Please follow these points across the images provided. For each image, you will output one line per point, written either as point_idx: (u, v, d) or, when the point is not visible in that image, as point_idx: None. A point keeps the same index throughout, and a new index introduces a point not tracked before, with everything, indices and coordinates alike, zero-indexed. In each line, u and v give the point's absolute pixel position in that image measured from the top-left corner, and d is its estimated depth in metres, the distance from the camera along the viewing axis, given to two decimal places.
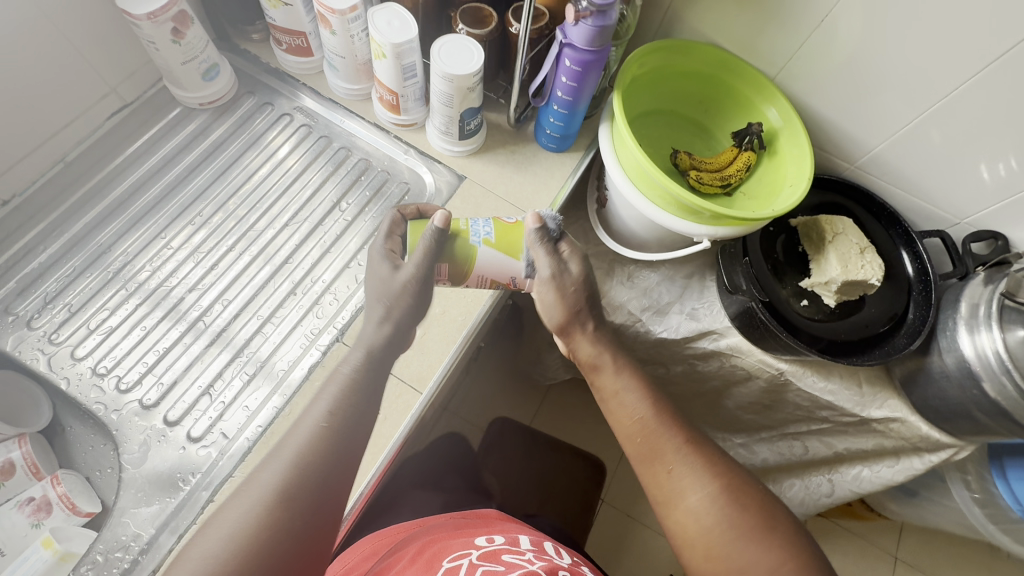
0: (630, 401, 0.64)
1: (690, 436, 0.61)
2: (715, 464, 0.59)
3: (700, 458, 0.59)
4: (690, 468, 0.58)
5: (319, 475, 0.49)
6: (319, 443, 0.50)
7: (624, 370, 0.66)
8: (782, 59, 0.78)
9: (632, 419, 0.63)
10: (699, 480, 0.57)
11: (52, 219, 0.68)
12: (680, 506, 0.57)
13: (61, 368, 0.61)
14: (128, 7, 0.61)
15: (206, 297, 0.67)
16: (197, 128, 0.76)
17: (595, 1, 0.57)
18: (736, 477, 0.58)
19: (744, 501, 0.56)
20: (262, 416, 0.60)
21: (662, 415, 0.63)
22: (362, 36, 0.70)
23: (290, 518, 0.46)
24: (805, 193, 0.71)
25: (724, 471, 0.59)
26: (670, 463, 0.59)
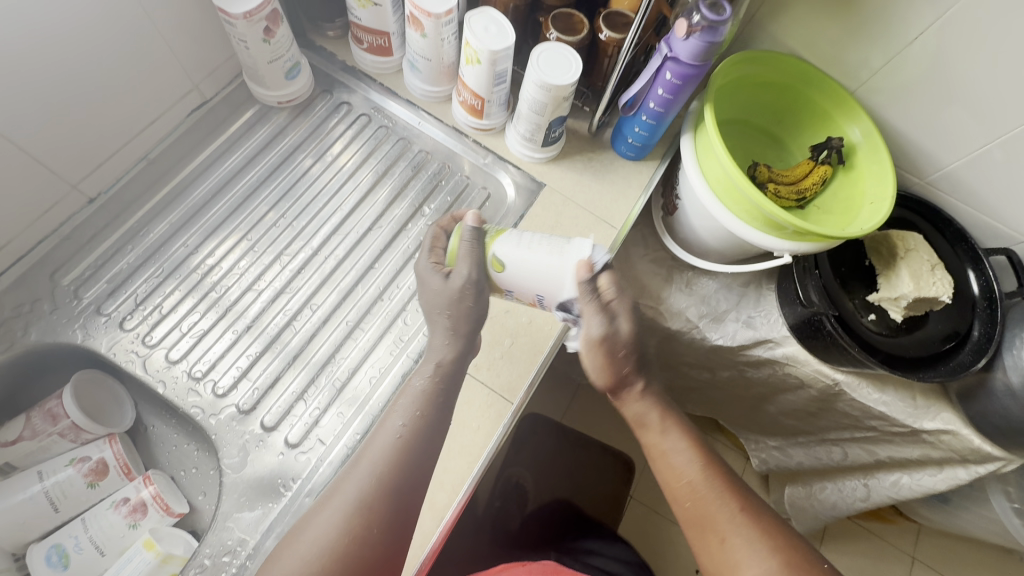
0: (679, 459, 0.60)
1: (747, 506, 0.56)
2: (773, 538, 0.54)
3: (758, 529, 0.55)
4: (745, 542, 0.54)
5: (400, 487, 0.52)
6: (403, 455, 0.53)
7: (670, 429, 0.62)
8: (866, 74, 0.77)
9: (682, 482, 0.59)
10: (757, 557, 0.53)
11: (137, 218, 0.68)
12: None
13: (156, 371, 0.62)
14: (226, 6, 0.60)
15: (295, 300, 0.67)
16: (275, 126, 0.75)
17: (708, 16, 0.56)
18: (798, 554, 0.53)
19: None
20: (359, 423, 0.61)
21: (714, 480, 0.58)
22: (451, 39, 0.69)
23: (372, 532, 0.50)
24: (891, 211, 0.71)
25: (786, 545, 0.54)
26: (724, 534, 0.55)
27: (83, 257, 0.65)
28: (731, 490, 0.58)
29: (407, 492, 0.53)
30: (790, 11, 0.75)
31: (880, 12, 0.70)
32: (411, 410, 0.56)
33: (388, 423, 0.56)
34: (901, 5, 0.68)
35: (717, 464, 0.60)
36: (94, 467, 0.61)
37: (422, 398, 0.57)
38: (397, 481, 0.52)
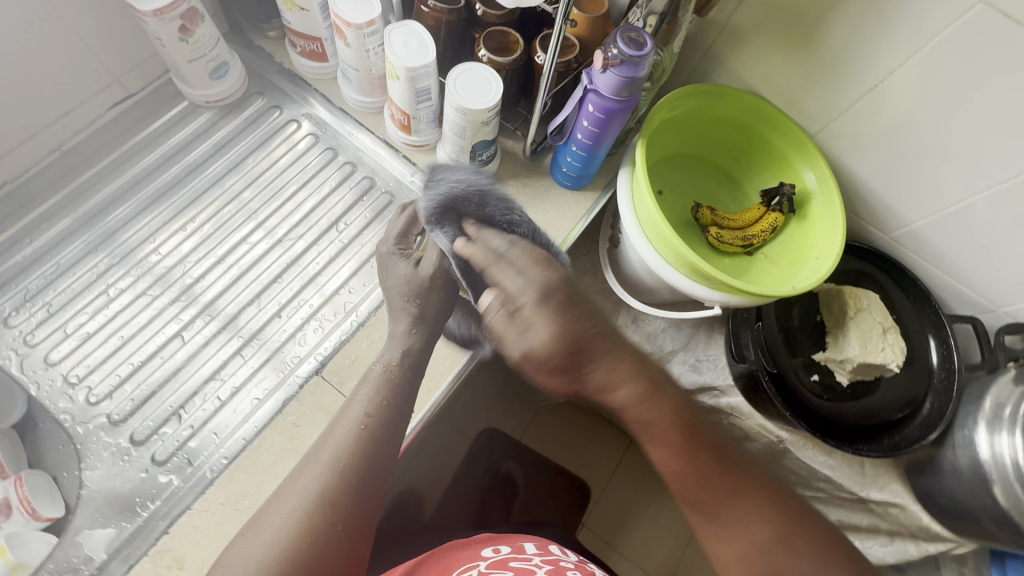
0: (669, 451, 0.53)
1: (741, 479, 0.53)
2: (774, 506, 0.53)
3: (759, 503, 0.53)
4: (742, 511, 0.52)
5: (359, 478, 0.50)
6: (364, 442, 0.52)
7: (659, 400, 0.53)
8: (827, 118, 0.72)
9: (678, 470, 0.53)
10: (750, 523, 0.52)
11: (43, 210, 0.66)
12: (731, 546, 0.52)
13: (33, 371, 0.60)
14: (134, 2, 0.58)
15: (219, 284, 0.66)
16: (201, 126, 0.73)
17: (626, 51, 0.53)
18: (800, 519, 0.52)
19: (800, 538, 0.51)
20: (258, 417, 0.60)
21: (704, 458, 0.53)
22: (377, 51, 0.66)
23: (328, 523, 0.48)
24: (830, 271, 0.66)
25: (787, 512, 0.53)
26: (721, 512, 0.52)
27: None
28: (728, 471, 0.54)
29: (366, 487, 0.50)
30: (749, 45, 0.70)
31: (840, 54, 0.65)
32: (375, 398, 0.54)
33: (349, 409, 0.54)
34: (860, 49, 0.63)
35: (701, 436, 0.54)
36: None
37: (377, 397, 0.55)
38: (355, 469, 0.50)
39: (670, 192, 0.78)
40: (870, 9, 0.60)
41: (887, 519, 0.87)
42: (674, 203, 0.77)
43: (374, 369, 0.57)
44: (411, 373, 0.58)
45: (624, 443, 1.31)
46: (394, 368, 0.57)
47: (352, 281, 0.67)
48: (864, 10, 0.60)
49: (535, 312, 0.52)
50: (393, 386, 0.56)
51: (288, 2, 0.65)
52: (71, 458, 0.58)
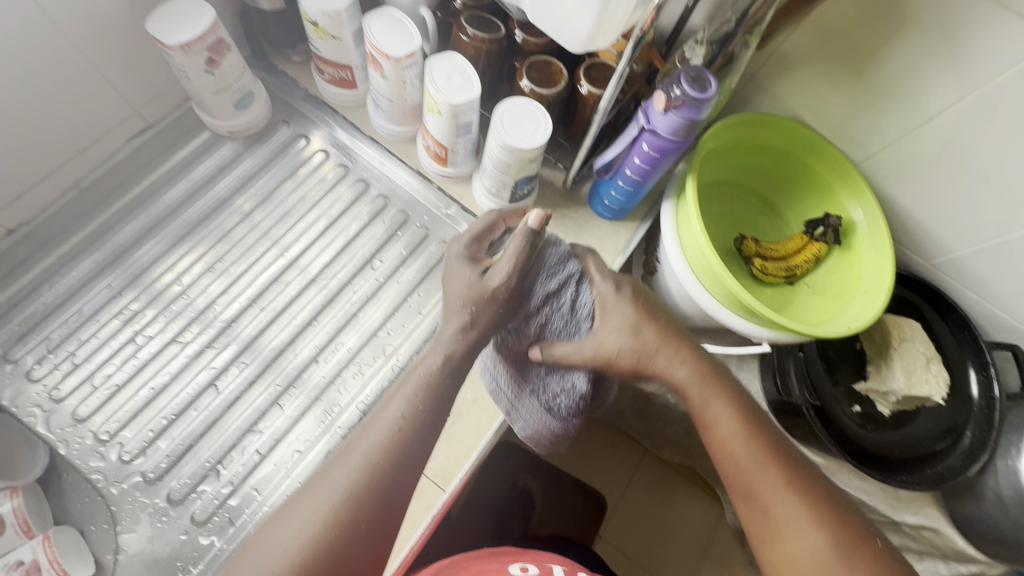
0: (726, 427, 0.52)
1: (795, 475, 0.50)
2: (826, 513, 0.49)
3: (810, 501, 0.49)
4: (794, 512, 0.49)
5: (388, 485, 0.46)
6: (399, 448, 0.47)
7: (718, 396, 0.52)
8: (873, 148, 0.70)
9: (734, 451, 0.51)
10: (804, 527, 0.48)
11: (65, 253, 0.63)
12: (781, 546, 0.49)
13: (61, 429, 0.57)
14: (161, 36, 0.55)
15: (252, 326, 0.63)
16: (225, 158, 0.70)
17: (690, 92, 0.51)
18: (854, 542, 0.48)
19: (857, 560, 0.47)
20: (301, 470, 0.57)
21: (761, 445, 0.51)
22: (415, 81, 0.63)
23: (356, 510, 0.45)
24: (883, 308, 0.64)
25: (841, 522, 0.49)
26: (772, 504, 0.50)
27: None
28: (785, 463, 0.51)
29: (395, 481, 0.47)
30: (796, 72, 0.68)
31: (894, 84, 0.63)
32: (411, 401, 0.48)
33: (386, 411, 0.48)
34: (916, 81, 0.61)
35: (762, 428, 0.52)
36: (25, 518, 0.53)
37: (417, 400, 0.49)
38: (388, 471, 0.46)
39: (710, 221, 0.76)
40: (930, 41, 0.57)
41: (918, 541, 0.85)
42: (715, 233, 0.75)
43: (416, 370, 0.51)
44: (451, 381, 0.50)
45: (639, 452, 1.28)
46: (434, 375, 0.50)
47: (389, 322, 0.65)
48: (923, 42, 0.58)
49: (615, 304, 0.53)
50: (430, 394, 0.49)
51: (319, 30, 0.61)
52: (99, 511, 0.56)
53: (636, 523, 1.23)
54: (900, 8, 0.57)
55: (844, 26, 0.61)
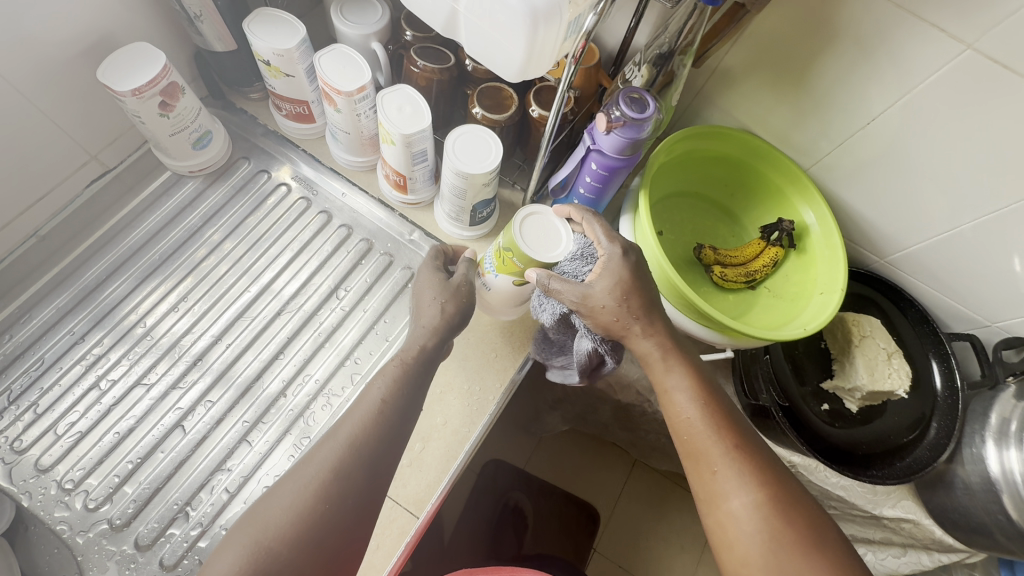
0: (682, 401, 0.55)
1: (741, 441, 0.53)
2: (766, 474, 0.51)
3: (751, 465, 0.52)
4: (735, 471, 0.51)
5: (352, 493, 0.48)
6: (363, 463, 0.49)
7: (678, 366, 0.56)
8: (820, 153, 0.73)
9: (683, 417, 0.55)
10: (742, 487, 0.50)
11: (24, 300, 0.63)
12: (721, 508, 0.51)
13: (23, 480, 0.56)
14: (111, 83, 0.55)
15: (219, 361, 0.63)
16: (187, 197, 0.71)
17: (629, 112, 0.52)
18: (786, 499, 0.50)
19: (789, 520, 0.49)
20: None
21: (713, 416, 0.54)
22: (369, 114, 0.65)
23: (334, 512, 0.47)
24: (838, 308, 0.66)
25: (777, 482, 0.51)
26: (715, 466, 0.52)
27: None
28: (732, 431, 0.53)
29: (364, 481, 0.49)
30: (739, 85, 0.71)
31: (832, 95, 0.65)
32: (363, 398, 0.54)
33: (319, 452, 0.49)
34: (850, 86, 0.63)
35: (719, 403, 0.55)
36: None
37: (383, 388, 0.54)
38: (368, 455, 0.50)
39: (670, 232, 0.78)
40: (858, 52, 0.60)
41: (900, 533, 0.85)
42: (674, 244, 0.77)
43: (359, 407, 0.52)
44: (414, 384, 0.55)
45: (629, 460, 1.28)
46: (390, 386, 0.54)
47: (356, 350, 0.65)
48: (852, 53, 0.60)
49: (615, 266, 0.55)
50: (375, 419, 0.51)
51: (272, 69, 0.63)
52: (66, 561, 0.54)
53: (629, 531, 1.23)
54: (826, 23, 0.59)
55: (779, 40, 0.63)
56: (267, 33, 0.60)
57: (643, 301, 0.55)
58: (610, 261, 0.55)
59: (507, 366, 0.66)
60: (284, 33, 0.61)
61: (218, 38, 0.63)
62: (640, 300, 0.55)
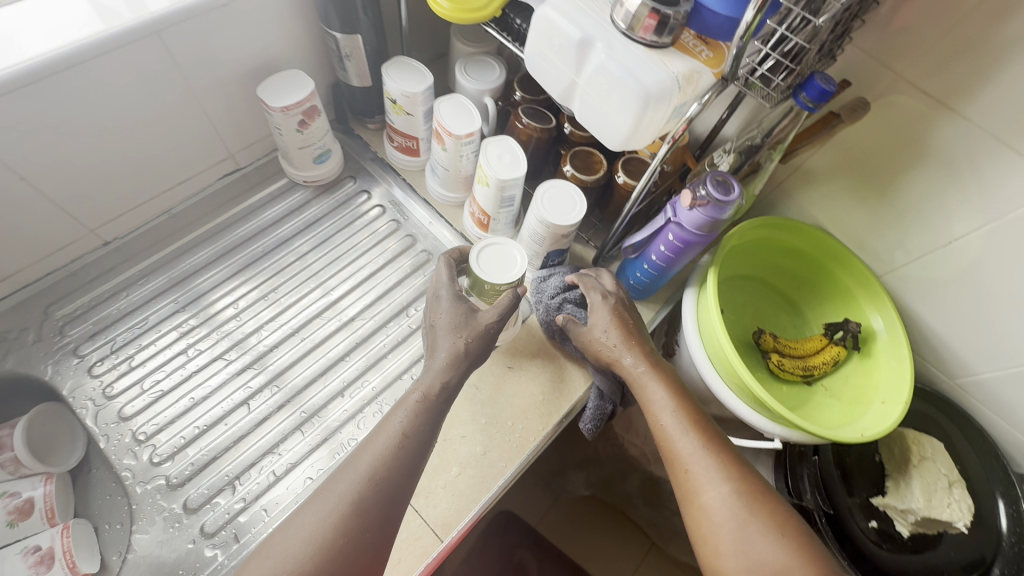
0: (659, 409, 0.58)
1: (714, 439, 0.56)
2: (737, 467, 0.54)
3: (721, 459, 0.54)
4: (708, 468, 0.54)
5: (380, 506, 0.51)
6: (394, 472, 0.52)
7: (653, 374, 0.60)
8: (896, 262, 0.73)
9: (660, 423, 0.58)
10: (713, 480, 0.53)
11: (144, 266, 0.71)
12: (696, 504, 0.53)
13: (105, 424, 0.62)
14: (268, 99, 0.65)
15: (291, 352, 0.69)
16: (296, 202, 0.79)
17: (715, 194, 0.56)
18: (757, 491, 0.53)
19: (759, 508, 0.51)
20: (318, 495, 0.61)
21: (687, 419, 0.57)
22: (470, 156, 0.71)
23: (367, 511, 0.50)
24: (900, 420, 0.64)
25: (747, 477, 0.53)
26: (688, 465, 0.54)
27: (81, 295, 0.68)
28: (704, 431, 0.56)
29: (392, 498, 0.51)
30: (821, 185, 0.73)
31: (914, 208, 0.67)
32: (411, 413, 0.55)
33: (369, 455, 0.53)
34: (935, 204, 0.65)
35: (691, 404, 0.58)
36: (19, 506, 0.60)
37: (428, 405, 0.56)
38: (399, 468, 0.52)
39: (731, 312, 0.79)
40: (948, 173, 0.61)
41: None
42: (735, 324, 0.78)
43: (382, 436, 0.54)
44: (444, 403, 0.57)
45: (645, 545, 1.18)
46: (432, 399, 0.57)
47: (414, 367, 0.69)
48: (940, 173, 0.62)
49: (602, 308, 0.63)
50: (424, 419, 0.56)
51: (396, 106, 0.71)
52: (116, 512, 0.66)
53: None
54: (919, 143, 0.61)
55: (868, 149, 0.66)
56: (400, 77, 0.69)
57: (622, 330, 0.62)
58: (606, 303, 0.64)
59: (551, 411, 0.68)
60: (413, 78, 0.69)
61: (358, 75, 0.73)
62: (620, 330, 0.62)
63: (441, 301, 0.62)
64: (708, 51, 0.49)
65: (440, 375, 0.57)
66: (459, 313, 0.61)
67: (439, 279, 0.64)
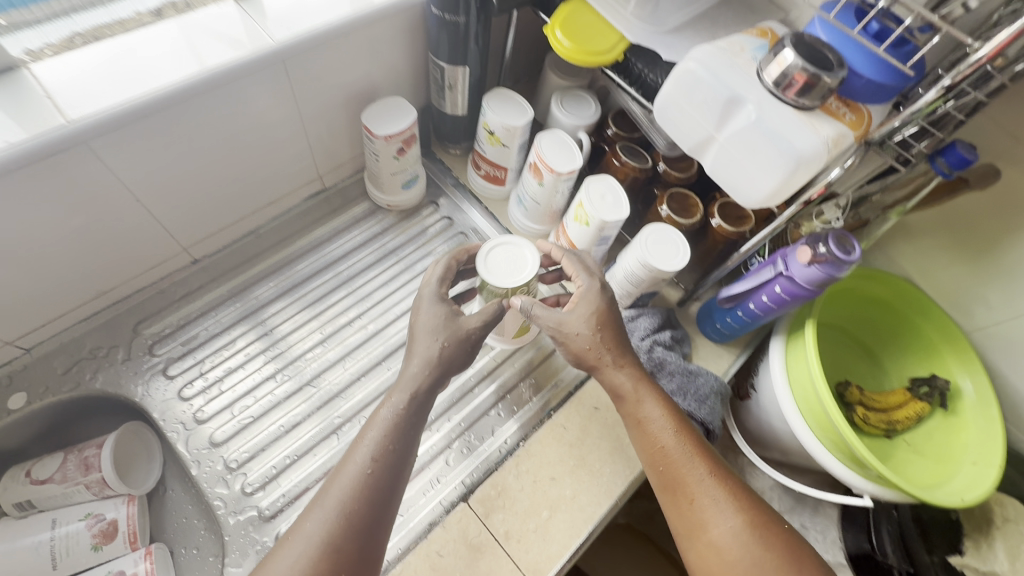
0: (658, 434, 0.57)
1: (716, 467, 0.55)
2: (744, 497, 0.54)
3: (728, 489, 0.54)
4: (714, 498, 0.53)
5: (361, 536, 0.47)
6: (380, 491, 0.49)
7: (647, 395, 0.58)
8: (988, 319, 0.72)
9: (659, 448, 0.56)
10: (722, 512, 0.52)
11: (230, 286, 0.70)
12: (703, 538, 0.52)
13: (196, 449, 0.61)
14: (372, 125, 0.65)
15: (379, 380, 0.68)
16: (379, 226, 0.78)
17: (836, 251, 0.55)
18: (765, 521, 0.53)
19: (770, 540, 0.51)
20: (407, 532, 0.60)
21: (687, 445, 0.56)
22: (565, 192, 0.71)
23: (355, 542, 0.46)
24: (997, 485, 0.63)
25: (755, 507, 0.54)
26: (695, 495, 0.54)
27: (170, 313, 0.67)
28: (706, 458, 0.56)
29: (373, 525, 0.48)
30: (915, 240, 0.73)
31: (1015, 270, 0.66)
32: (382, 441, 0.51)
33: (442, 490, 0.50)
34: None
35: (688, 428, 0.58)
36: (104, 528, 0.59)
37: (387, 426, 0.52)
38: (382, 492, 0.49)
39: None
40: None
41: None
42: None
43: (347, 469, 0.49)
44: (415, 417, 0.54)
45: None
46: (399, 412, 0.53)
47: (499, 403, 0.70)
48: None
49: (591, 299, 0.60)
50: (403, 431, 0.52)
51: (493, 138, 0.71)
52: (195, 536, 0.65)
53: None
54: None
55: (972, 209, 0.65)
56: (501, 110, 0.69)
57: (602, 327, 0.59)
58: (587, 293, 0.60)
59: (640, 456, 0.66)
60: (514, 111, 0.69)
61: (454, 103, 0.73)
62: (610, 333, 0.59)
63: (421, 303, 0.59)
64: (851, 113, 0.49)
65: (412, 382, 0.55)
66: (443, 315, 0.57)
67: (430, 278, 0.61)
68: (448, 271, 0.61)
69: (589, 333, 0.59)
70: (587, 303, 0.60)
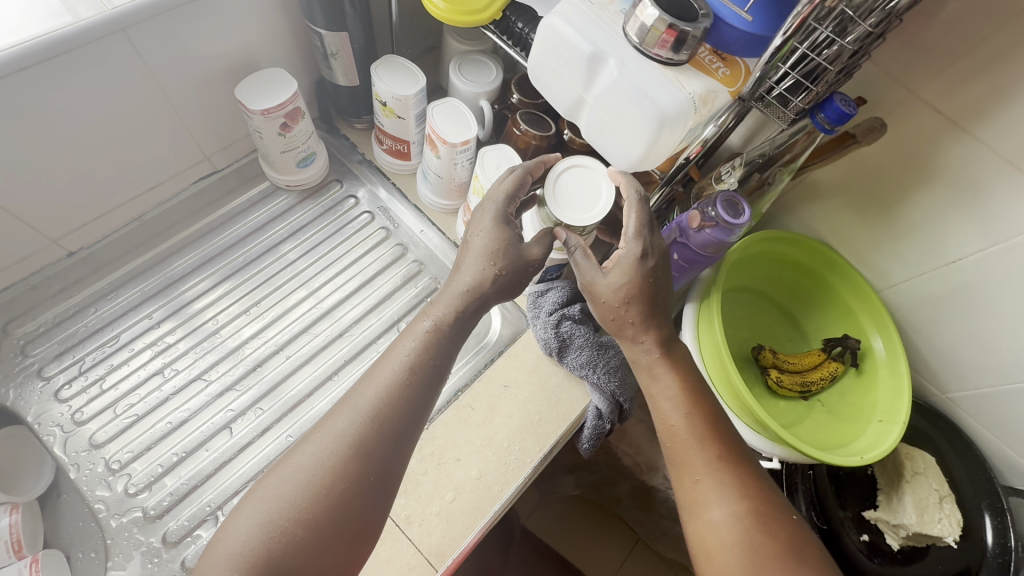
0: (667, 408, 0.52)
1: (728, 450, 0.50)
2: (753, 482, 0.49)
3: (736, 474, 0.49)
4: (717, 480, 0.49)
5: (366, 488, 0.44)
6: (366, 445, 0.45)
7: (663, 368, 0.53)
8: (898, 276, 0.71)
9: (668, 422, 0.52)
10: (723, 496, 0.48)
11: (114, 279, 0.67)
12: (702, 519, 0.48)
13: (75, 452, 0.59)
14: (247, 100, 0.60)
15: (276, 368, 0.65)
16: (279, 208, 0.74)
17: (725, 215, 0.54)
18: (770, 511, 0.47)
19: (771, 532, 0.46)
20: None
21: (699, 424, 0.51)
22: (465, 164, 0.67)
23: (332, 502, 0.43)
24: (899, 440, 0.64)
25: (765, 495, 0.48)
26: (699, 476, 0.49)
27: (45, 310, 0.63)
28: (718, 438, 0.51)
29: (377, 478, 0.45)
30: (826, 200, 0.72)
31: (919, 226, 0.65)
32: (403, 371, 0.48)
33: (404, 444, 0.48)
34: (940, 222, 0.63)
35: (705, 406, 0.52)
36: None
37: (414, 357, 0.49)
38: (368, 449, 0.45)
39: (732, 325, 0.77)
40: (954, 193, 0.60)
41: None
42: (734, 338, 0.77)
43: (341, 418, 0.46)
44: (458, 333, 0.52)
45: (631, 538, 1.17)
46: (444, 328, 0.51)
47: None
48: (945, 190, 0.60)
49: (632, 268, 0.51)
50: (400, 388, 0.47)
51: (387, 109, 0.67)
52: (92, 538, 0.56)
53: None
54: (929, 162, 0.60)
55: (875, 164, 0.64)
56: (391, 79, 0.65)
57: (636, 298, 0.51)
58: (630, 256, 0.51)
59: (547, 433, 0.65)
60: (405, 80, 0.65)
61: (344, 73, 0.68)
62: (644, 306, 0.52)
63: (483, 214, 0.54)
64: (725, 68, 0.47)
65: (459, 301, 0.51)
66: (504, 236, 0.52)
67: (498, 190, 0.55)
68: (518, 186, 0.55)
69: (617, 298, 0.51)
70: (625, 264, 0.51)
